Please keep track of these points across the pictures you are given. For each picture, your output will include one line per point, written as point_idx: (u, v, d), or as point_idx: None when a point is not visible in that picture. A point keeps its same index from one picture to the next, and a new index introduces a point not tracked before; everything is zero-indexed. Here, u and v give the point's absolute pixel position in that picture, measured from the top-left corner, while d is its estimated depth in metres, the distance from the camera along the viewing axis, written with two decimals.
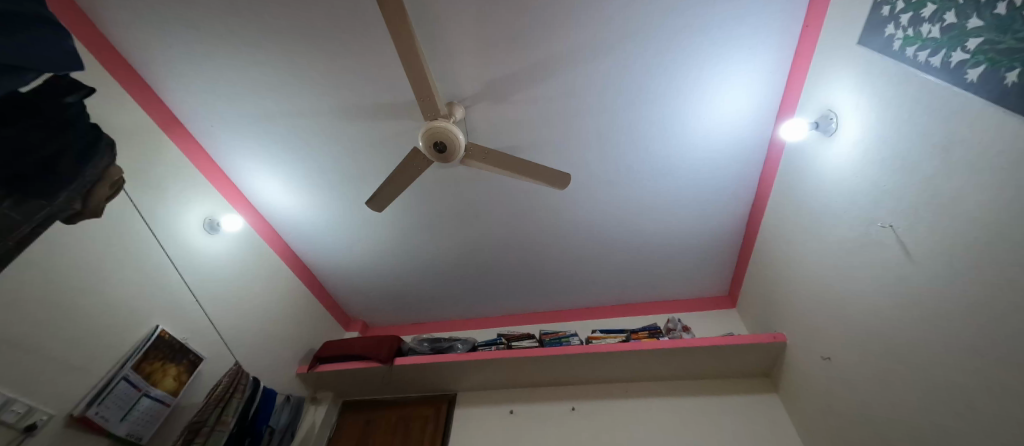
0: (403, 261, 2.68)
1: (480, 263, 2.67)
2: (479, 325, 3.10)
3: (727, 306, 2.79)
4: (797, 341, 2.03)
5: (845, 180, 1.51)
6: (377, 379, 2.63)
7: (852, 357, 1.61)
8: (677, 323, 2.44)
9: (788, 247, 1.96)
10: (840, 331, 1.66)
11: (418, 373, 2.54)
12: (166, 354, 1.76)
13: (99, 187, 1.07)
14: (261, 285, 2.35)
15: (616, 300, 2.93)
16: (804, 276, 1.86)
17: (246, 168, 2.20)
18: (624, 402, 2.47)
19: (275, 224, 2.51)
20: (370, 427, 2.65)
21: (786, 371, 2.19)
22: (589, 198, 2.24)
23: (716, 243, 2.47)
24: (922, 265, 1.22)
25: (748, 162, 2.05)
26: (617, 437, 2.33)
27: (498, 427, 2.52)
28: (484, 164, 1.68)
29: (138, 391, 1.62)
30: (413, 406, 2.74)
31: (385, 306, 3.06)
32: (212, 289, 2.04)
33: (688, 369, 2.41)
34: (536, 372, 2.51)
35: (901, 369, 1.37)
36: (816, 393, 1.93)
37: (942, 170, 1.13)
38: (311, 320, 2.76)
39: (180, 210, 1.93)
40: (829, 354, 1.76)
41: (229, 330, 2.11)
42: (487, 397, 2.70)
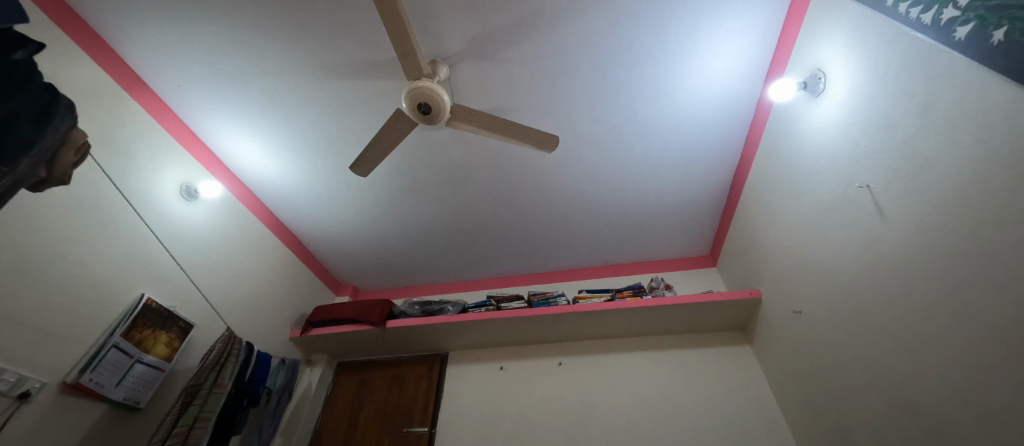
0: (391, 225, 2.67)
1: (468, 227, 2.67)
2: (469, 287, 3.16)
3: (708, 264, 2.89)
4: (771, 296, 2.14)
5: (827, 141, 1.53)
6: (369, 341, 2.70)
7: (821, 310, 1.72)
8: (660, 282, 2.52)
9: (769, 207, 2.01)
10: (812, 287, 1.75)
11: (410, 334, 2.61)
12: (156, 321, 1.75)
13: (64, 152, 1.01)
14: (246, 251, 2.32)
15: (602, 261, 3.00)
16: (782, 236, 1.93)
17: (221, 131, 2.10)
18: (609, 356, 2.61)
19: (256, 190, 2.44)
20: (366, 386, 2.76)
21: (759, 324, 2.33)
22: (577, 161, 2.23)
23: (700, 204, 2.52)
24: (895, 225, 1.27)
25: (735, 123, 2.05)
26: (601, 387, 2.48)
27: (489, 383, 2.64)
28: (470, 126, 1.64)
29: (130, 358, 1.63)
30: (406, 365, 2.83)
31: (375, 270, 3.07)
32: (196, 256, 2.01)
33: (669, 324, 2.53)
34: (525, 331, 2.60)
35: (865, 320, 1.47)
36: (785, 343, 2.06)
37: (921, 130, 1.15)
38: (300, 286, 2.76)
39: (154, 176, 1.85)
40: (800, 308, 1.87)
41: (218, 297, 2.11)
42: (477, 354, 2.81)
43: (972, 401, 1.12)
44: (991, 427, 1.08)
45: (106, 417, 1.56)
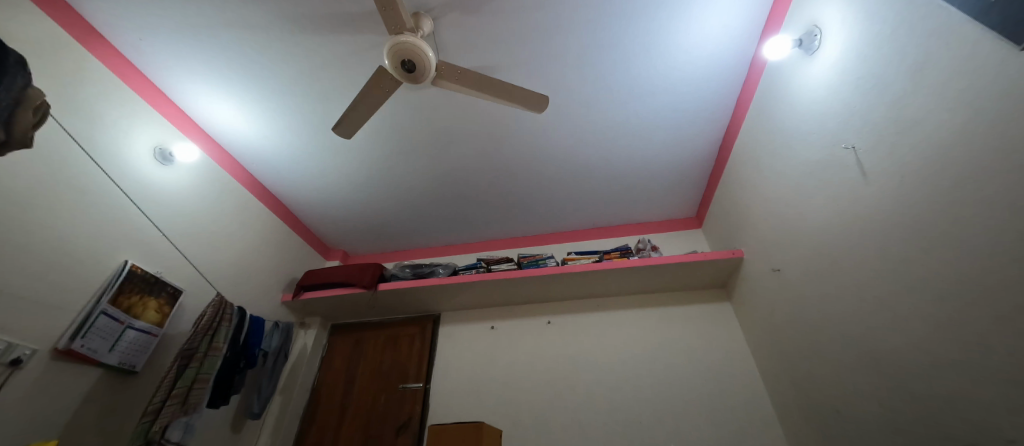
0: (378, 189, 2.63)
1: (457, 190, 2.65)
2: (459, 250, 3.19)
3: (694, 226, 2.95)
4: (753, 256, 2.21)
5: (818, 102, 1.52)
6: (362, 304, 2.73)
7: (798, 268, 1.78)
8: (646, 243, 2.57)
9: (756, 169, 2.02)
10: (792, 247, 1.81)
11: (402, 297, 2.64)
12: (143, 287, 1.74)
13: (23, 112, 0.95)
14: (229, 216, 2.28)
15: (590, 223, 3.03)
16: (767, 197, 1.96)
17: (193, 89, 1.98)
18: (595, 315, 2.71)
19: (235, 153, 2.36)
20: (361, 346, 2.83)
21: (740, 282, 2.42)
22: (567, 122, 2.19)
23: (688, 166, 2.53)
24: (876, 186, 1.30)
25: (728, 83, 2.01)
26: (588, 344, 2.59)
27: (480, 341, 2.74)
28: (457, 85, 1.58)
29: (121, 323, 1.63)
30: (399, 326, 2.90)
31: (364, 234, 3.06)
32: (177, 222, 1.96)
33: (654, 283, 2.61)
34: (515, 292, 2.66)
35: (839, 278, 1.54)
36: (763, 300, 2.16)
37: (912, 89, 1.14)
38: (289, 251, 2.75)
39: (124, 139, 1.77)
40: (779, 267, 1.94)
41: (206, 263, 2.09)
42: (468, 315, 2.88)
43: (928, 348, 1.20)
44: (945, 372, 1.17)
45: (101, 380, 1.58)
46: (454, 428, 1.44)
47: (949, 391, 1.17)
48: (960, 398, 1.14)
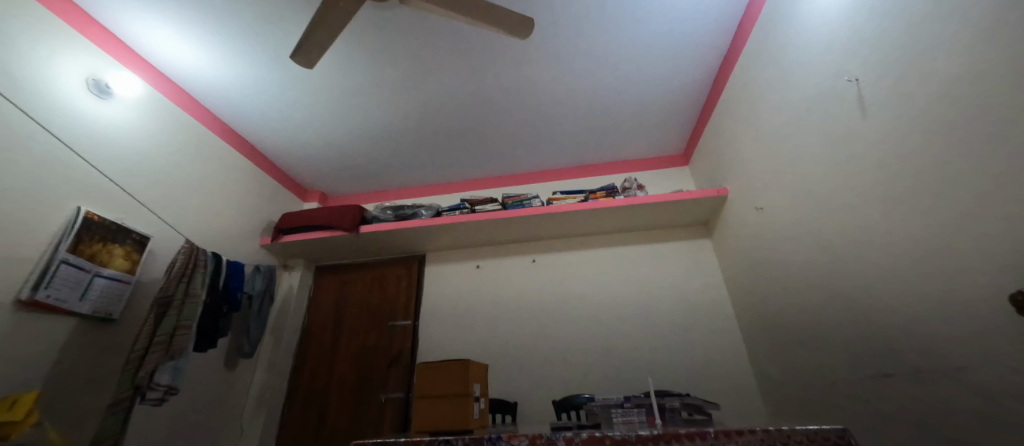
0: (352, 125, 2.45)
1: (436, 127, 2.50)
2: (442, 190, 3.10)
3: (681, 163, 2.90)
4: (738, 194, 2.20)
5: (826, 28, 1.40)
6: (344, 246, 2.69)
7: (782, 207, 1.79)
8: (633, 182, 2.51)
9: (750, 103, 1.94)
10: (779, 186, 1.79)
11: (385, 238, 2.60)
12: (104, 234, 1.64)
13: None
14: (188, 157, 2.11)
15: (576, 161, 2.95)
16: (759, 133, 1.90)
17: (120, 7, 1.71)
18: (579, 253, 2.74)
19: (186, 86, 2.13)
20: (347, 287, 2.85)
21: (722, 220, 2.44)
22: (554, 49, 2.01)
23: (680, 100, 2.41)
24: (874, 123, 1.25)
25: (729, 5, 1.84)
26: (571, 281, 2.65)
27: (465, 280, 2.78)
28: (430, 6, 1.39)
29: (87, 272, 1.55)
30: (385, 267, 2.90)
31: (341, 175, 2.93)
32: (126, 164, 1.80)
33: (639, 222, 2.62)
34: (499, 231, 2.64)
35: (821, 217, 1.54)
36: (742, 237, 2.20)
37: (932, 14, 1.05)
38: (261, 193, 2.62)
39: (46, 69, 1.55)
40: (763, 205, 1.94)
41: (170, 208, 1.97)
42: (453, 255, 2.89)
43: (896, 284, 1.24)
44: (907, 306, 1.22)
45: (79, 328, 1.55)
46: (441, 365, 1.49)
47: (906, 323, 1.23)
48: (916, 330, 1.20)
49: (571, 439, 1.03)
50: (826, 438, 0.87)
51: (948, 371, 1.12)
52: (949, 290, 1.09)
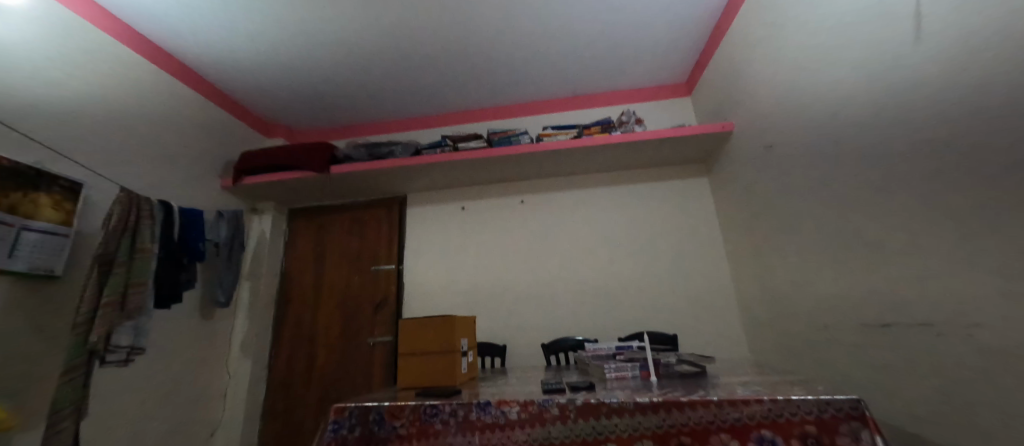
0: (310, 48, 2.09)
1: (410, 51, 2.15)
2: (421, 125, 2.82)
3: (683, 94, 2.65)
4: (744, 131, 2.02)
5: None
6: (316, 188, 2.47)
7: (795, 147, 1.63)
8: (631, 116, 2.28)
9: (774, 24, 1.67)
10: (795, 122, 1.61)
11: (360, 179, 2.39)
12: (23, 181, 1.39)
13: None
14: (107, 88, 1.78)
15: (569, 92, 2.67)
16: (780, 61, 1.66)
17: None
18: (570, 193, 2.59)
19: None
20: (324, 231, 2.68)
21: (722, 158, 2.28)
22: None
23: (691, 19, 2.09)
24: (936, 48, 1.06)
25: None
26: (561, 223, 2.54)
27: (450, 223, 2.64)
28: None
29: (12, 227, 1.33)
30: (363, 209, 2.71)
31: (305, 107, 2.60)
32: (27, 97, 1.51)
33: (634, 160, 2.44)
34: (485, 171, 2.44)
35: (839, 160, 1.40)
36: (744, 178, 2.06)
37: None
38: (212, 129, 2.32)
39: None
40: (772, 144, 1.78)
41: (99, 149, 1.72)
42: (436, 196, 2.71)
43: (920, 236, 1.14)
44: (927, 259, 1.13)
45: (15, 288, 1.38)
46: (425, 321, 1.40)
47: (922, 276, 1.15)
48: (931, 284, 1.13)
49: (564, 406, 0.97)
50: (837, 409, 0.81)
51: (956, 327, 1.07)
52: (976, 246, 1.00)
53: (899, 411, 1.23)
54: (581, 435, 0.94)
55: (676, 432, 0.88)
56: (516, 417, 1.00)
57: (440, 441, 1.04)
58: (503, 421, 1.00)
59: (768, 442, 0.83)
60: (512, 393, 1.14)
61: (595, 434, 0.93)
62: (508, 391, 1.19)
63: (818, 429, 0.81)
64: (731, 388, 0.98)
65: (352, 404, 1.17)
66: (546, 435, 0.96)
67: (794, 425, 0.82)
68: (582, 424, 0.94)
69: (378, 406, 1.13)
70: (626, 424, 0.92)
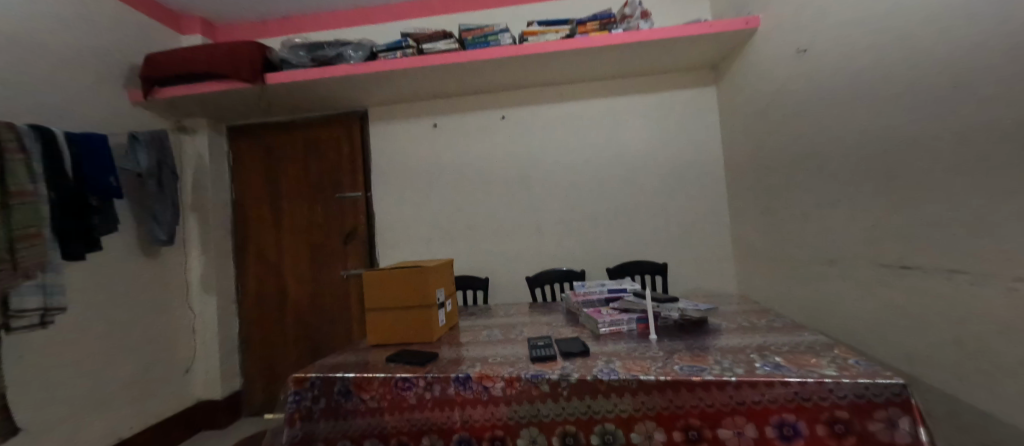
0: None
1: None
2: (378, 18, 2.29)
3: None
4: (772, 30, 1.67)
5: None
6: (253, 101, 2.04)
7: (835, 53, 1.33)
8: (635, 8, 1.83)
9: None
10: (842, 20, 1.29)
11: (306, 90, 1.97)
12: None
13: None
14: None
15: None
16: None
17: None
18: (558, 107, 2.25)
19: None
20: (275, 153, 2.32)
21: (738, 64, 1.95)
22: None
23: None
24: None
25: None
26: (548, 142, 2.25)
27: (421, 143, 2.31)
28: None
29: None
30: (317, 127, 2.31)
31: None
32: None
33: (635, 66, 2.07)
34: (459, 80, 2.04)
35: (889, 73, 1.13)
36: (763, 90, 1.77)
37: None
38: (100, 22, 1.79)
39: None
40: (806, 48, 1.47)
41: None
42: (403, 111, 2.32)
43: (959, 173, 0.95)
44: (961, 200, 0.96)
45: None
46: (393, 273, 1.20)
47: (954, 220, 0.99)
48: (960, 228, 0.97)
49: (556, 383, 0.84)
50: (878, 395, 0.69)
51: (981, 277, 0.94)
52: (1015, 196, 0.83)
53: (896, 353, 1.20)
54: (575, 414, 0.83)
55: (685, 414, 0.77)
56: (501, 393, 0.87)
57: (417, 415, 0.93)
58: (486, 397, 0.88)
59: (789, 427, 0.73)
60: (495, 357, 1.01)
61: (591, 413, 0.82)
62: (492, 351, 1.05)
63: (850, 414, 0.70)
64: (745, 355, 0.86)
65: (313, 373, 1.03)
66: (535, 413, 0.86)
67: (822, 410, 0.71)
68: (576, 403, 0.83)
69: (342, 377, 0.99)
70: (627, 404, 0.80)
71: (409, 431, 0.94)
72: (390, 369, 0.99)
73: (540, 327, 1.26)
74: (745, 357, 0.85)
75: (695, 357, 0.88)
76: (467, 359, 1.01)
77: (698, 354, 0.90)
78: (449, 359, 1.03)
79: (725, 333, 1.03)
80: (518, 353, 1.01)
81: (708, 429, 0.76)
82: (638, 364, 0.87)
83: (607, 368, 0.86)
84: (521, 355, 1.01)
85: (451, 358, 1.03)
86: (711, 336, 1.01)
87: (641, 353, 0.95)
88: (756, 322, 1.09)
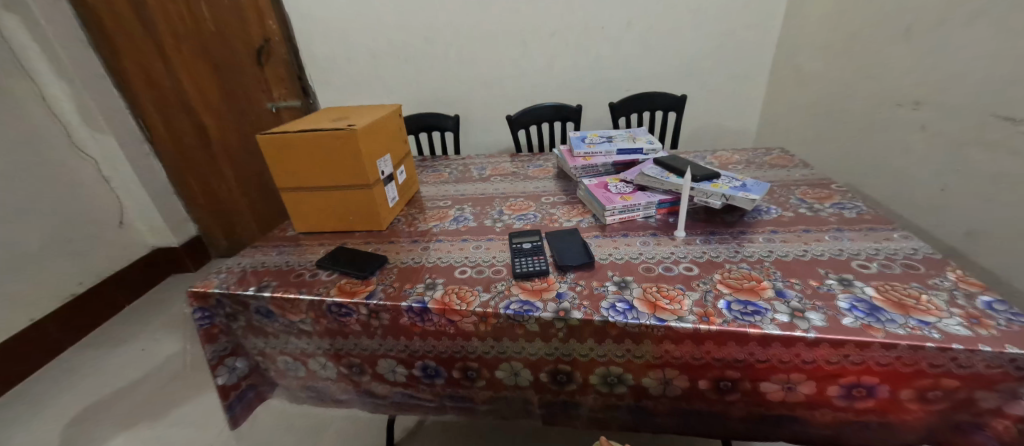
0: None
1: None
2: None
3: None
4: None
5: None
6: None
7: None
8: None
9: None
10: None
11: None
12: None
13: None
14: None
15: None
16: None
17: None
18: None
19: None
20: None
21: None
22: None
23: None
24: None
25: None
26: None
27: None
28: None
29: None
30: None
31: None
32: None
33: None
34: None
35: None
36: None
37: None
38: None
39: None
40: None
41: None
42: None
43: None
44: None
45: None
46: (309, 139, 0.79)
47: None
48: None
49: (548, 324, 0.60)
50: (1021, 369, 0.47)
51: None
52: None
53: (950, 226, 1.02)
54: (571, 355, 0.62)
55: (723, 366, 0.57)
56: (472, 328, 0.64)
57: (365, 340, 0.72)
58: (452, 330, 0.65)
59: (861, 388, 0.54)
60: (464, 266, 0.73)
61: (592, 355, 0.61)
62: (460, 253, 0.78)
63: (959, 384, 0.50)
64: (817, 280, 0.60)
65: (216, 288, 0.75)
66: (518, 349, 0.64)
67: (923, 376, 0.50)
68: (574, 345, 0.61)
69: (255, 297, 0.72)
70: (645, 351, 0.58)
71: (360, 354, 0.74)
72: (318, 286, 0.72)
73: (523, 204, 0.96)
74: (819, 285, 0.59)
75: (745, 281, 0.62)
76: (426, 268, 0.74)
77: (748, 272, 0.64)
78: (400, 268, 0.75)
79: (778, 228, 0.75)
80: (495, 260, 0.74)
81: (747, 382, 0.57)
82: (664, 293, 0.61)
83: (621, 300, 0.60)
84: (498, 263, 0.73)
85: (402, 266, 0.75)
86: (759, 234, 0.73)
87: (664, 264, 0.68)
88: (817, 207, 0.80)
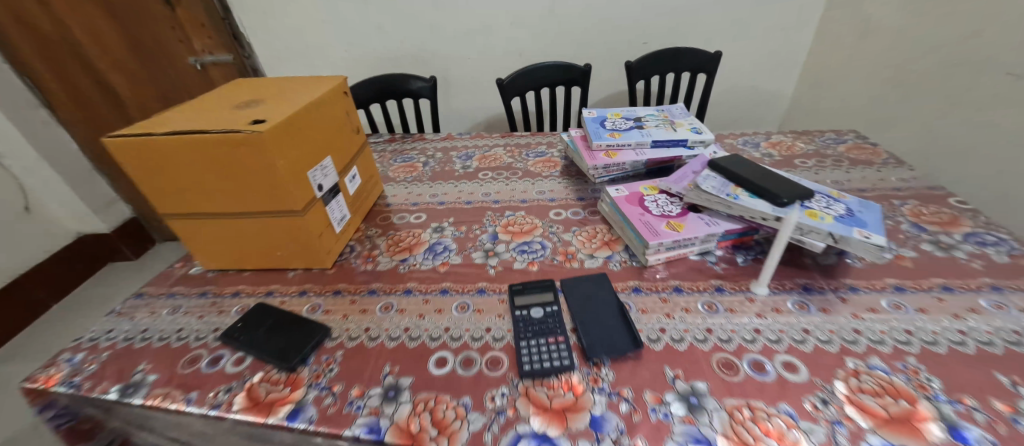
0: None
1: None
2: None
3: None
4: None
5: None
6: None
7: None
8: None
9: None
10: None
11: None
12: None
13: None
14: None
15: None
16: None
17: None
18: None
19: None
20: None
21: None
22: None
23: None
24: None
25: None
26: None
27: None
28: None
29: None
30: None
31: None
32: None
33: None
34: None
35: None
36: None
37: None
38: None
39: None
40: None
41: None
42: None
43: None
44: None
45: None
46: (188, 145, 0.50)
47: None
48: None
49: None
50: None
51: None
52: None
53: None
54: None
55: None
56: None
57: None
58: None
59: None
60: (443, 348, 0.49)
61: None
62: (437, 319, 0.52)
63: None
64: (1005, 401, 0.38)
65: (62, 383, 0.49)
66: None
67: None
68: None
69: (120, 404, 0.47)
70: None
71: None
72: (217, 389, 0.46)
73: (525, 222, 0.70)
74: (1013, 414, 0.37)
75: (889, 402, 0.39)
76: (385, 351, 0.49)
77: (888, 380, 0.41)
78: (347, 349, 0.50)
79: (903, 281, 0.51)
80: (490, 337, 0.49)
81: None
82: (764, 425, 0.38)
83: (698, 441, 0.37)
84: (495, 343, 0.49)
85: (349, 345, 0.50)
86: (879, 295, 0.50)
87: (750, 355, 0.44)
88: (946, 241, 0.57)
